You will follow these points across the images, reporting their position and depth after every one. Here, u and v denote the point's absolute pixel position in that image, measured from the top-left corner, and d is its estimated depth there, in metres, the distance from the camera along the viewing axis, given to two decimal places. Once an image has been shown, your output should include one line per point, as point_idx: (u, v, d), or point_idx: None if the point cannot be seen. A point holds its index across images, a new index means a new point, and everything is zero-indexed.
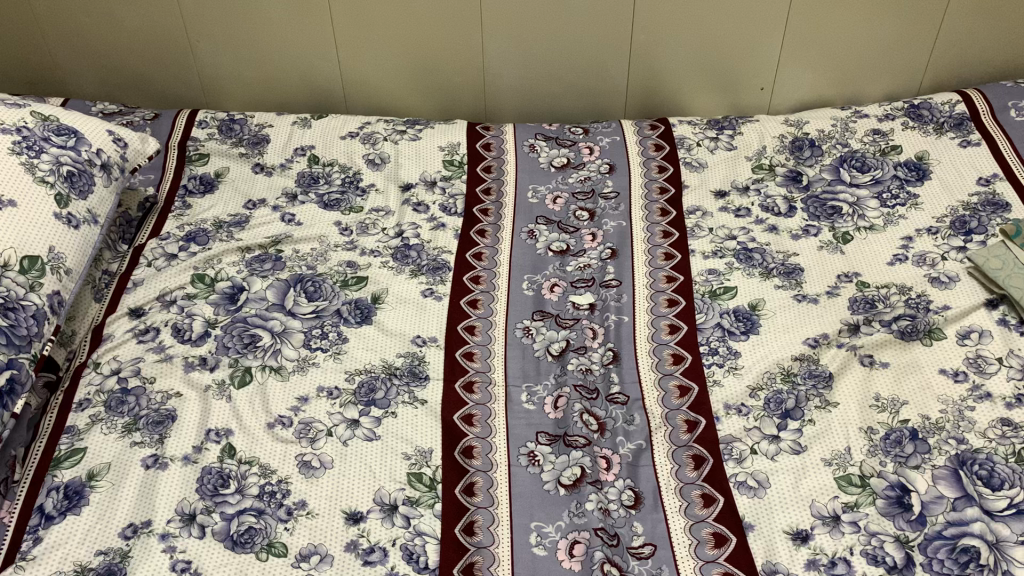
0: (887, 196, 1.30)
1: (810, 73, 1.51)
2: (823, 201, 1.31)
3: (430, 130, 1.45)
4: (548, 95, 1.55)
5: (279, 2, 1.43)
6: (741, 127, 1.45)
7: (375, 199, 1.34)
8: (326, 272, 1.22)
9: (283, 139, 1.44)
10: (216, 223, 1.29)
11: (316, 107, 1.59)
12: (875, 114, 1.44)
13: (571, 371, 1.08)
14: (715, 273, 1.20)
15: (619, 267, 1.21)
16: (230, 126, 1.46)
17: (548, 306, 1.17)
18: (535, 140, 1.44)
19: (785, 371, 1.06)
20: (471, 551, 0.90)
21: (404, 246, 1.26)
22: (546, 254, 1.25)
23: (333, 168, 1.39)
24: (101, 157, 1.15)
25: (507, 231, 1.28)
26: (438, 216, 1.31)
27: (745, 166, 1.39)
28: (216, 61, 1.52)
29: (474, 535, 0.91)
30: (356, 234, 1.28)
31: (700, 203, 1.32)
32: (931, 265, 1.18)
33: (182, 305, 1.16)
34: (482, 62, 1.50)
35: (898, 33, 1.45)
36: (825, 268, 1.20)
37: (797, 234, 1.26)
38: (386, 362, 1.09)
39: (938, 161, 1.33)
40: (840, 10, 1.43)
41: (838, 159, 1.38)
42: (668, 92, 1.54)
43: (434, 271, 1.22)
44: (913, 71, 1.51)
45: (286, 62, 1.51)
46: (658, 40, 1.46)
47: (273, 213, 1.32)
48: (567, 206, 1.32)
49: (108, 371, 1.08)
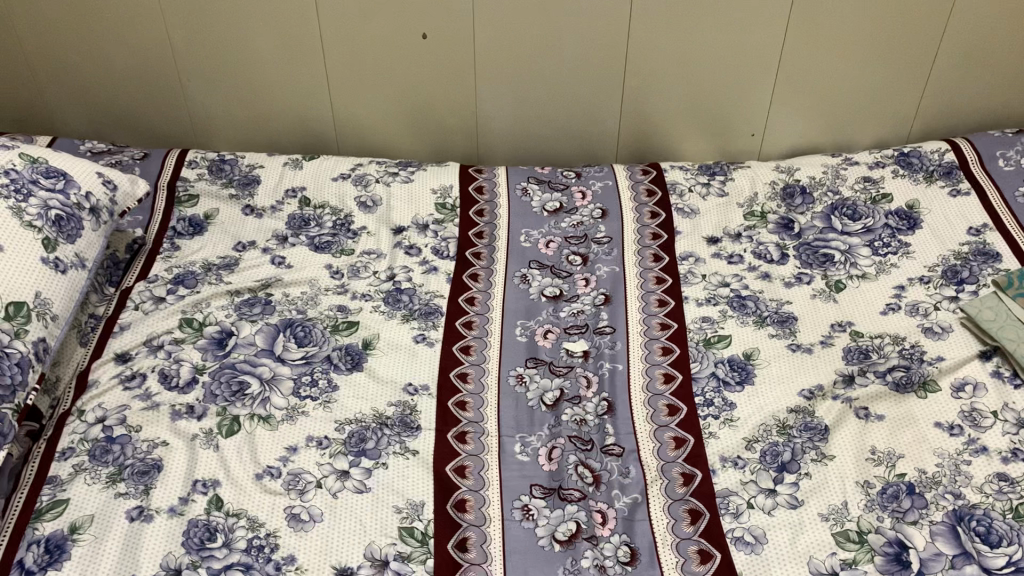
0: (879, 244, 1.31)
1: (800, 119, 1.52)
2: (815, 248, 1.31)
3: (422, 172, 1.45)
4: (540, 137, 1.55)
5: (272, 41, 1.43)
6: (733, 173, 1.45)
7: (366, 242, 1.34)
8: (316, 317, 1.21)
9: (273, 180, 1.43)
10: (204, 265, 1.28)
11: (306, 149, 1.58)
12: (866, 161, 1.45)
13: (566, 422, 1.07)
14: (709, 321, 1.19)
15: (613, 313, 1.21)
16: (221, 166, 1.44)
17: (542, 353, 1.16)
18: (527, 183, 1.44)
19: (781, 423, 1.05)
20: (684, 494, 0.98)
21: (396, 290, 1.26)
22: (540, 299, 1.24)
23: (325, 210, 1.39)
24: (91, 201, 1.13)
25: (500, 275, 1.28)
26: (430, 260, 1.31)
27: (737, 213, 1.38)
28: (207, 100, 1.51)
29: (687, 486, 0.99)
30: (346, 278, 1.28)
31: (693, 249, 1.32)
32: (924, 315, 1.18)
33: (169, 350, 1.15)
34: (475, 106, 1.50)
35: (886, 81, 1.47)
36: (819, 317, 1.20)
37: (790, 281, 1.26)
38: (377, 411, 1.08)
39: (929, 211, 1.34)
40: (829, 56, 1.44)
41: (830, 206, 1.38)
42: (658, 136, 1.55)
43: (426, 316, 1.21)
44: (901, 119, 1.52)
45: (277, 102, 1.51)
46: (648, 84, 1.47)
47: (263, 255, 1.31)
48: (559, 251, 1.32)
49: (93, 419, 1.06)
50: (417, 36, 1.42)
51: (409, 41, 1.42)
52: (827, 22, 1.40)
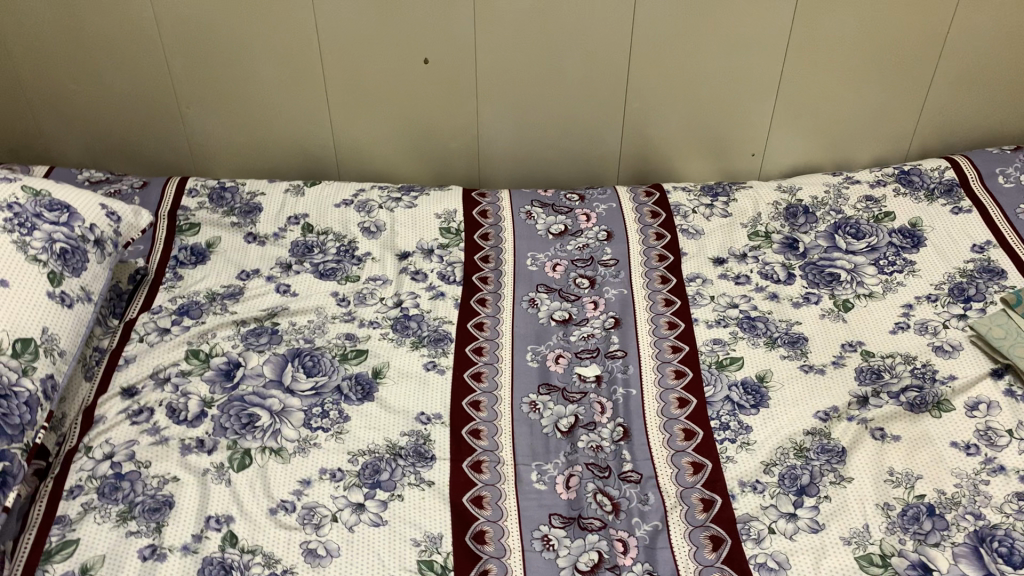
0: (884, 263, 1.31)
1: (800, 139, 1.53)
2: (821, 268, 1.32)
3: (425, 197, 1.44)
4: (542, 160, 1.54)
5: (273, 67, 1.42)
6: (736, 194, 1.45)
7: (371, 268, 1.33)
8: (324, 346, 1.19)
9: (275, 207, 1.42)
10: (209, 295, 1.27)
11: (307, 175, 1.57)
12: (867, 180, 1.45)
13: (582, 449, 1.06)
14: (720, 343, 1.19)
15: (623, 337, 1.20)
16: (221, 194, 1.43)
17: (554, 378, 1.15)
18: (531, 206, 1.44)
19: (798, 446, 1.05)
20: (707, 524, 0.97)
21: (404, 317, 1.24)
22: (549, 324, 1.23)
23: (328, 237, 1.38)
24: (95, 233, 1.11)
25: (508, 300, 1.27)
26: (437, 285, 1.30)
27: (741, 233, 1.38)
28: (206, 128, 1.50)
29: (707, 511, 0.98)
30: (353, 305, 1.26)
31: (700, 270, 1.32)
32: (934, 333, 1.19)
33: (177, 382, 1.14)
34: (476, 130, 1.50)
35: (885, 100, 1.48)
36: (829, 337, 1.20)
37: (798, 301, 1.26)
38: (390, 441, 1.07)
39: (932, 228, 1.35)
40: (828, 76, 1.45)
41: (833, 225, 1.39)
42: (659, 158, 1.55)
43: (436, 342, 1.20)
44: (900, 138, 1.53)
45: (277, 129, 1.50)
46: (649, 105, 1.48)
47: (267, 283, 1.29)
48: (566, 274, 1.32)
49: (101, 455, 1.04)
50: (419, 61, 1.41)
51: (411, 66, 1.42)
52: (827, 42, 1.41)
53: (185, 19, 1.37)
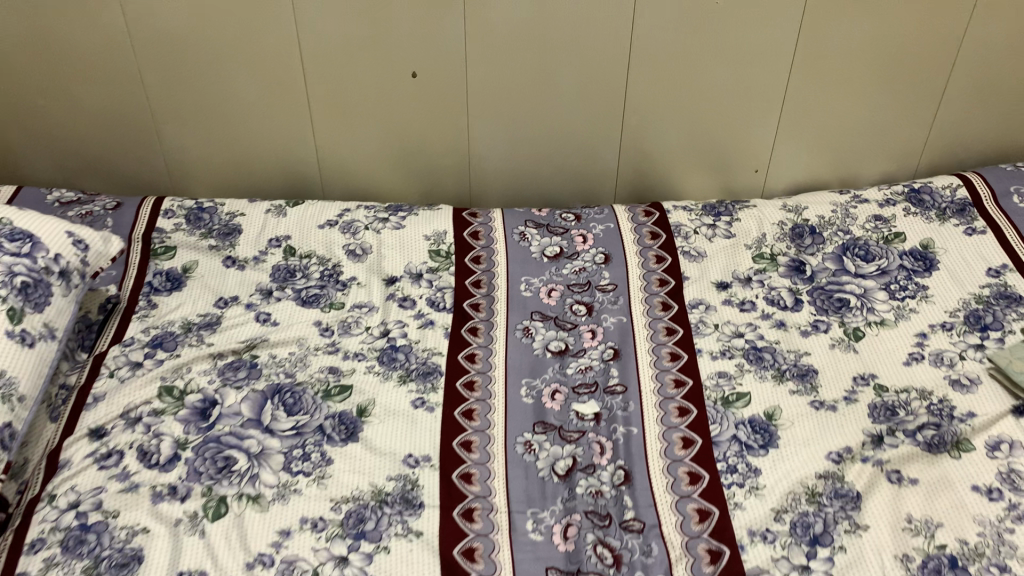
0: (896, 287, 1.25)
1: (805, 154, 1.46)
2: (829, 293, 1.25)
3: (413, 217, 1.37)
4: (536, 177, 1.48)
5: (253, 82, 1.35)
6: (739, 213, 1.39)
7: (357, 295, 1.26)
8: (306, 381, 1.12)
9: (256, 228, 1.35)
10: (184, 325, 1.20)
11: (290, 193, 1.50)
12: (876, 199, 1.39)
13: (581, 495, 0.99)
14: (725, 377, 1.13)
15: (623, 370, 1.14)
16: (199, 215, 1.36)
17: (550, 416, 1.08)
18: (525, 227, 1.37)
19: (810, 491, 0.98)
20: None
21: (391, 348, 1.17)
22: (544, 356, 1.17)
23: (311, 260, 1.31)
24: (60, 264, 1.04)
25: (501, 328, 1.21)
26: (426, 312, 1.23)
27: (745, 255, 1.32)
28: (183, 144, 1.42)
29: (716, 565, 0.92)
30: (337, 335, 1.19)
31: (703, 296, 1.25)
32: (950, 365, 1.13)
33: (148, 423, 1.06)
34: (468, 146, 1.43)
35: (894, 115, 1.42)
36: (839, 369, 1.14)
37: (806, 330, 1.20)
38: (375, 487, 1.00)
39: (944, 250, 1.29)
40: (835, 90, 1.39)
41: (841, 247, 1.33)
42: (659, 174, 1.48)
43: (425, 376, 1.13)
44: (909, 154, 1.47)
45: (258, 145, 1.43)
46: (648, 120, 1.41)
47: (247, 312, 1.22)
48: (562, 300, 1.25)
49: (65, 505, 0.97)
50: (406, 74, 1.35)
51: (398, 80, 1.35)
52: (834, 55, 1.35)
53: (159, 31, 1.29)
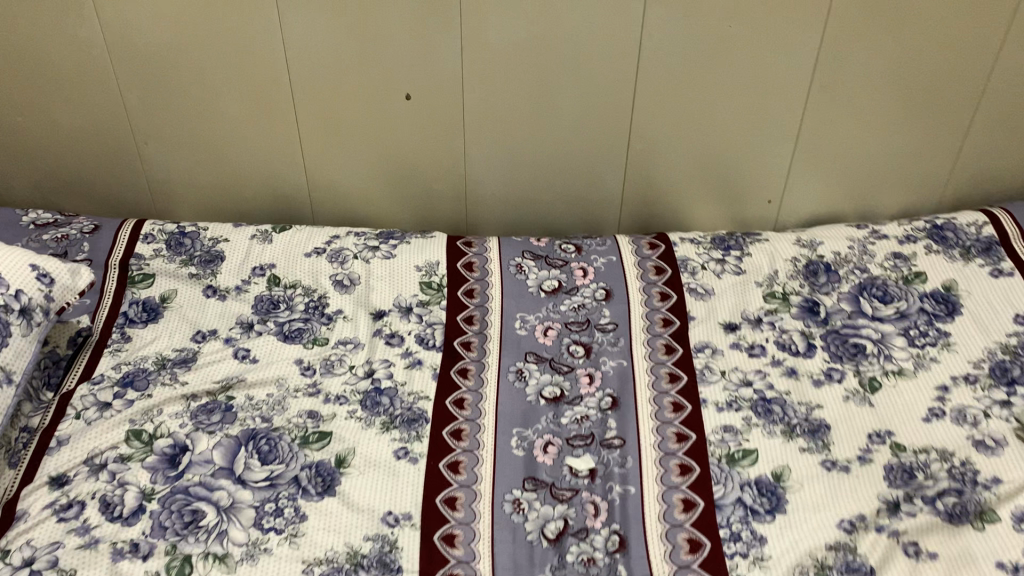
0: (915, 333, 1.17)
1: (821, 185, 1.39)
2: (844, 338, 1.18)
3: (405, 246, 1.30)
4: (536, 204, 1.41)
5: (239, 101, 1.28)
6: (749, 247, 1.31)
7: (342, 330, 1.19)
8: (283, 426, 1.06)
9: (239, 256, 1.28)
10: (158, 361, 1.13)
11: (279, 216, 1.43)
12: (896, 235, 1.31)
13: (571, 563, 0.92)
14: (731, 431, 1.05)
15: (621, 421, 1.07)
16: (180, 241, 1.30)
17: (541, 472, 1.01)
18: (522, 258, 1.30)
19: (820, 563, 0.91)
20: None
21: (375, 391, 1.10)
22: (538, 402, 1.10)
23: (296, 291, 1.24)
24: (21, 300, 0.98)
25: (492, 370, 1.13)
26: (414, 351, 1.16)
27: (756, 294, 1.25)
28: (167, 165, 1.36)
29: None
30: (319, 375, 1.12)
31: (709, 339, 1.18)
32: (973, 424, 1.05)
33: (113, 471, 1.00)
34: (464, 171, 1.36)
35: (917, 146, 1.34)
36: (854, 425, 1.06)
37: (818, 379, 1.12)
38: (351, 548, 0.93)
39: (968, 293, 1.21)
40: (854, 119, 1.31)
41: (857, 286, 1.25)
42: (666, 203, 1.41)
43: (409, 424, 1.06)
44: (931, 186, 1.39)
45: (245, 166, 1.36)
46: (655, 147, 1.34)
47: (225, 347, 1.16)
48: (559, 340, 1.18)
49: (18, 562, 0.90)
50: (400, 96, 1.28)
51: (392, 102, 1.28)
52: (854, 82, 1.27)
53: (140, 48, 1.23)
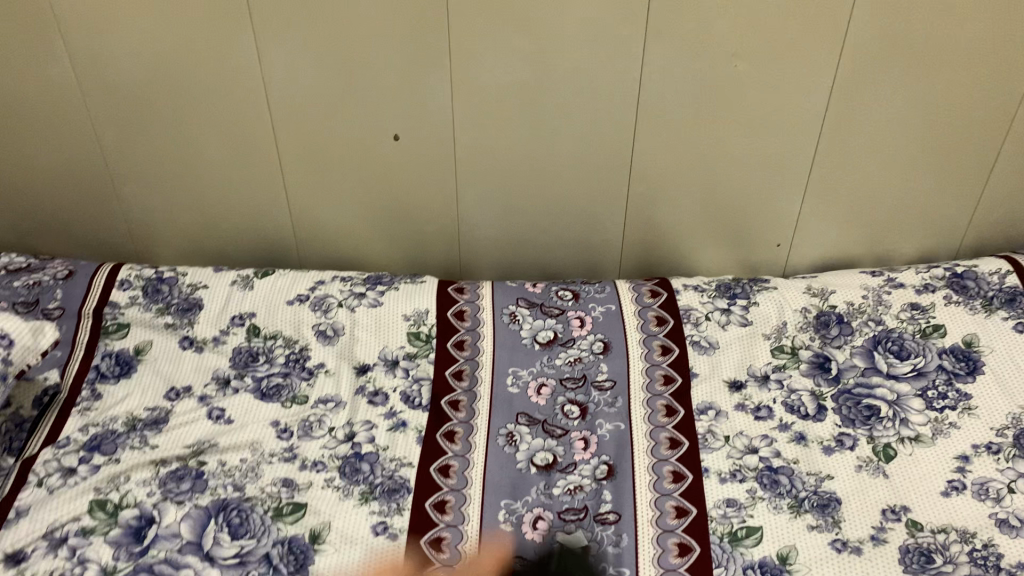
0: (933, 394, 1.10)
1: (833, 229, 1.32)
2: (857, 398, 1.10)
3: (393, 293, 1.24)
4: (533, 247, 1.35)
5: (219, 142, 1.23)
6: (756, 295, 1.25)
7: (323, 386, 1.13)
8: (256, 497, 0.99)
9: (218, 303, 1.22)
10: (128, 422, 1.07)
11: (265, 259, 1.38)
12: (913, 283, 1.24)
13: None
14: (734, 505, 0.98)
15: (617, 493, 0.99)
16: (158, 287, 1.24)
17: (529, 551, 0.94)
18: (516, 305, 1.23)
19: None
20: None
21: (355, 456, 1.04)
22: (528, 470, 1.03)
23: (276, 342, 1.18)
24: None
25: (481, 433, 1.07)
26: (398, 410, 1.10)
27: (763, 347, 1.18)
28: (147, 206, 1.30)
29: None
30: (296, 439, 1.06)
31: (713, 399, 1.11)
32: (996, 500, 0.97)
33: (74, 545, 0.93)
34: (457, 213, 1.30)
35: (935, 189, 1.27)
36: (867, 499, 0.99)
37: (829, 446, 1.05)
38: None
39: (991, 350, 1.14)
40: (869, 161, 1.24)
41: (871, 339, 1.18)
42: (669, 246, 1.34)
43: (390, 494, 1.00)
44: (951, 231, 1.32)
45: (228, 208, 1.30)
46: (658, 191, 1.27)
47: (199, 406, 1.10)
48: (553, 399, 1.11)
49: None
50: (388, 137, 1.21)
51: (379, 144, 1.22)
52: (868, 124, 1.20)
53: (114, 88, 1.17)
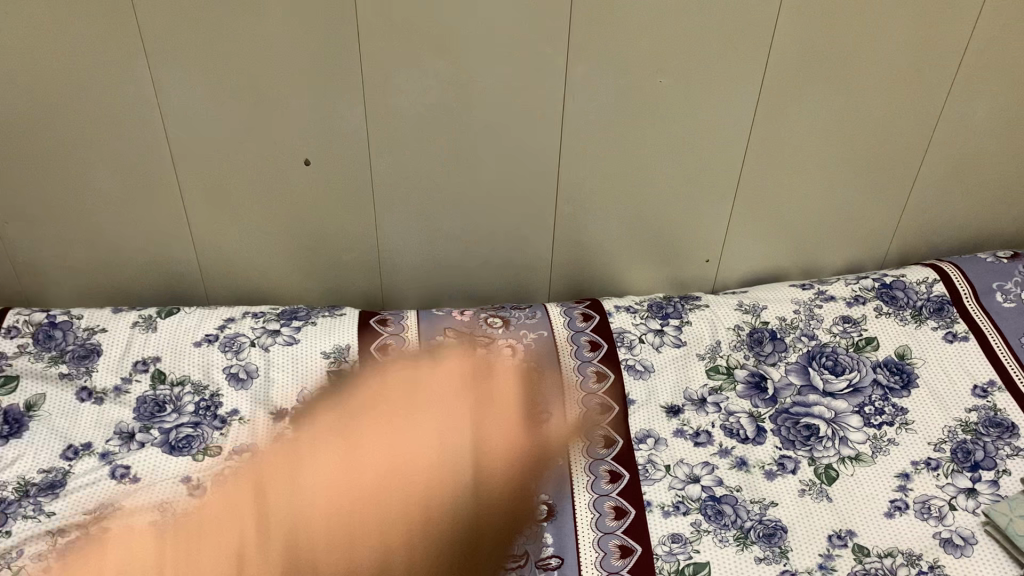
0: (870, 410, 1.08)
1: (762, 242, 1.30)
2: (795, 418, 1.08)
3: (310, 328, 1.16)
4: (458, 272, 1.29)
5: (113, 173, 1.13)
6: (689, 314, 1.22)
7: (238, 435, 1.05)
8: (168, 564, 0.90)
9: (118, 348, 1.13)
10: (20, 487, 0.97)
11: (170, 295, 1.28)
12: (843, 296, 1.24)
13: None
14: (680, 540, 0.94)
15: (558, 535, 0.95)
16: (50, 333, 1.14)
17: None
18: (444, 336, 1.17)
19: None
20: None
21: (277, 512, 0.96)
22: (463, 516, 0.97)
23: (184, 387, 1.09)
24: None
25: (412, 478, 1.00)
26: (321, 457, 1.02)
27: (698, 368, 1.15)
28: (35, 244, 1.20)
29: None
30: (210, 496, 0.98)
31: (651, 426, 1.07)
32: (939, 518, 0.96)
33: None
34: (377, 241, 1.23)
35: (862, 199, 1.27)
36: (812, 525, 0.96)
37: (771, 470, 1.02)
38: None
39: (923, 361, 1.13)
40: (797, 174, 1.22)
41: (805, 355, 1.16)
42: (600, 266, 1.31)
43: (316, 553, 0.92)
44: (877, 239, 1.32)
45: (126, 242, 1.21)
46: (586, 211, 1.23)
47: (101, 465, 1.00)
48: (486, 436, 1.06)
49: None
50: (299, 162, 1.14)
51: (290, 170, 1.15)
52: (795, 137, 1.18)
53: None
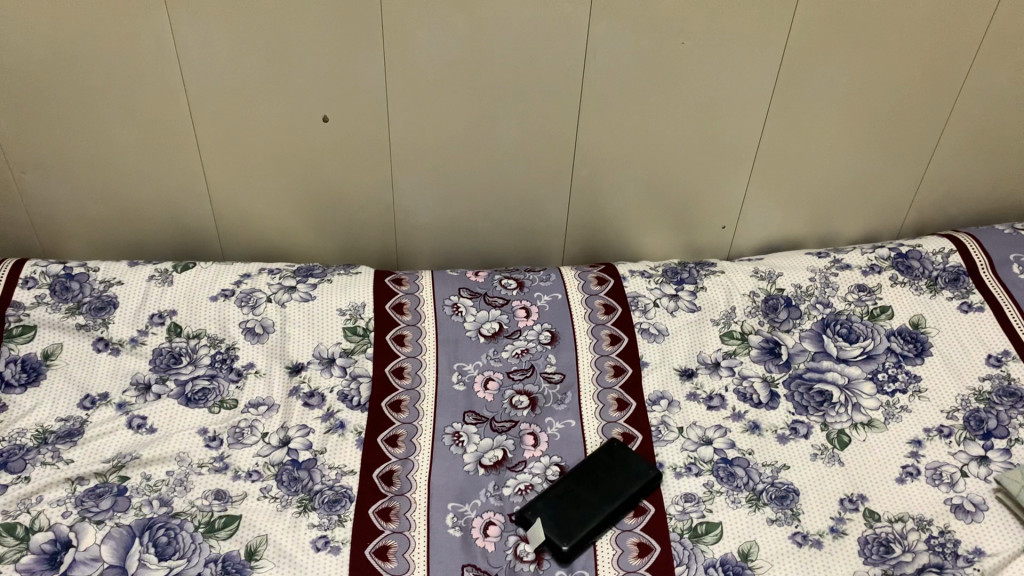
0: (884, 377, 1.09)
1: (778, 210, 1.30)
2: (808, 384, 1.08)
3: (325, 285, 1.16)
4: (474, 234, 1.29)
5: (130, 126, 1.13)
6: (703, 280, 1.22)
7: (253, 389, 1.05)
8: (184, 512, 0.90)
9: (134, 300, 1.13)
10: (38, 434, 0.98)
11: (186, 251, 1.29)
12: (859, 264, 1.24)
13: None
14: (692, 500, 0.95)
15: None
16: (67, 284, 1.14)
17: (480, 559, 0.88)
18: (458, 296, 1.17)
19: None
20: None
21: (292, 464, 0.97)
22: (477, 472, 0.97)
23: (201, 341, 1.10)
24: None
25: (426, 434, 1.01)
26: (336, 412, 1.03)
27: (712, 333, 1.15)
28: (52, 197, 1.20)
29: None
30: (227, 447, 0.99)
31: (664, 388, 1.08)
32: (950, 484, 0.96)
33: None
34: (393, 201, 1.23)
35: (881, 169, 1.26)
36: (824, 489, 0.97)
37: (783, 434, 1.03)
38: None
39: (937, 331, 1.13)
40: (816, 142, 1.22)
41: (820, 323, 1.16)
42: (615, 232, 1.31)
43: (331, 504, 0.92)
44: (894, 209, 1.32)
45: (143, 197, 1.21)
46: (603, 175, 1.23)
47: (118, 415, 1.01)
48: (500, 394, 1.06)
49: None
50: (317, 119, 1.13)
51: (308, 128, 1.14)
52: (816, 104, 1.17)
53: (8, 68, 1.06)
